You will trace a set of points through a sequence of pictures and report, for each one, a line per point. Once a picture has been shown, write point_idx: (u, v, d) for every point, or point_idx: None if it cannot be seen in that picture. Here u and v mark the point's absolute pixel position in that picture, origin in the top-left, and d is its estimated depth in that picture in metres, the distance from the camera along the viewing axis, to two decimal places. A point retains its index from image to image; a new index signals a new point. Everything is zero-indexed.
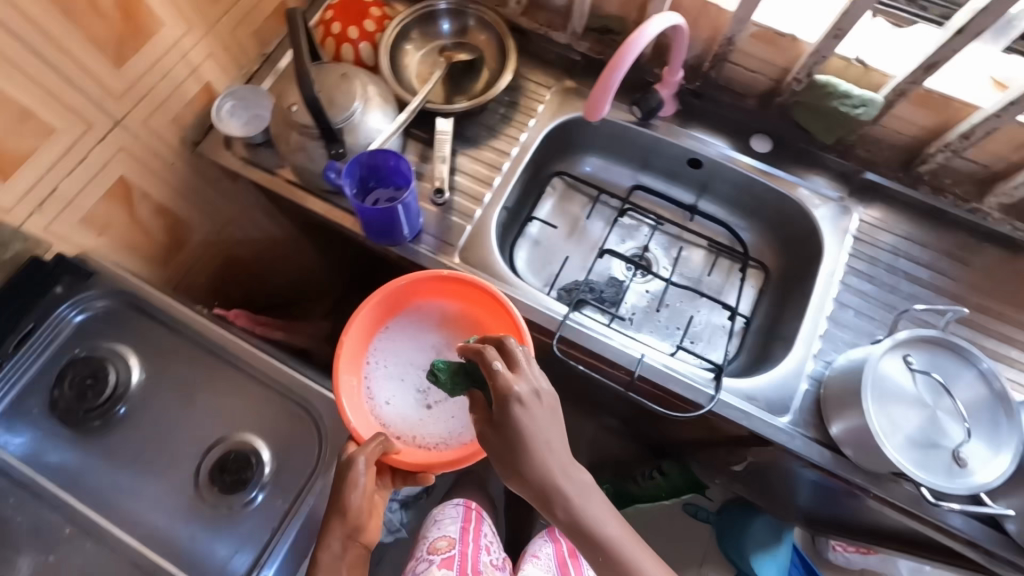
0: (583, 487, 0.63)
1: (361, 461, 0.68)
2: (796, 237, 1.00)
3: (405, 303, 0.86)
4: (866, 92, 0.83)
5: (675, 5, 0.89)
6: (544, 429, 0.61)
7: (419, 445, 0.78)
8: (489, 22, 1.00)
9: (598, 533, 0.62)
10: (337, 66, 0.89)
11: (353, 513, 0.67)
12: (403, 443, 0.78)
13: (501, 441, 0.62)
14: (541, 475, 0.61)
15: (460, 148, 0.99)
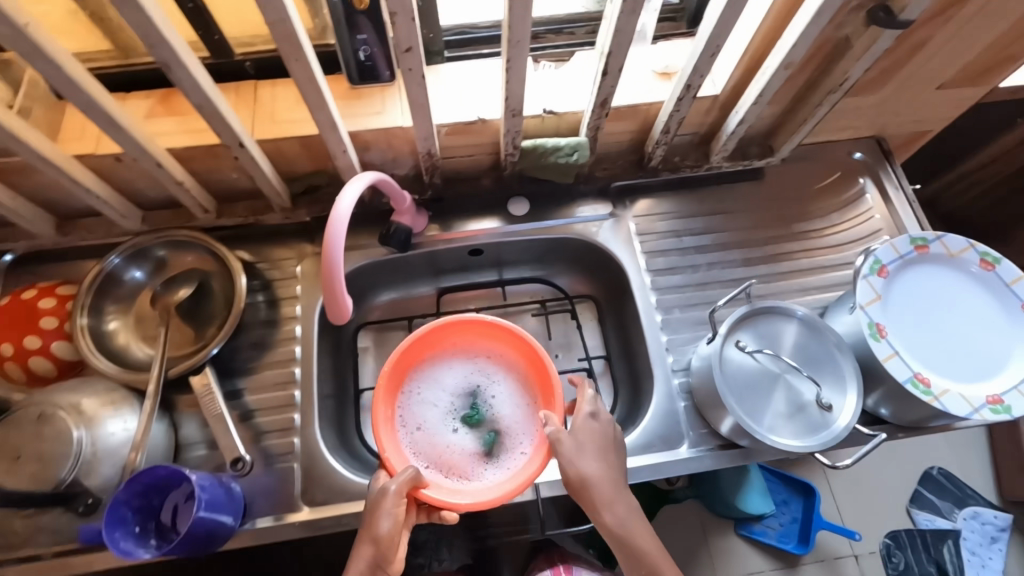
0: (621, 504, 0.67)
1: (393, 489, 0.65)
2: (596, 262, 1.02)
3: (444, 340, 0.80)
4: (571, 139, 0.83)
5: (359, 142, 0.82)
6: (585, 456, 0.68)
7: (442, 476, 0.73)
8: (185, 240, 0.86)
9: (638, 546, 0.66)
10: (28, 409, 0.71)
11: (389, 538, 0.63)
12: (427, 473, 0.73)
13: (576, 463, 0.67)
14: (586, 496, 0.67)
15: (238, 386, 0.85)
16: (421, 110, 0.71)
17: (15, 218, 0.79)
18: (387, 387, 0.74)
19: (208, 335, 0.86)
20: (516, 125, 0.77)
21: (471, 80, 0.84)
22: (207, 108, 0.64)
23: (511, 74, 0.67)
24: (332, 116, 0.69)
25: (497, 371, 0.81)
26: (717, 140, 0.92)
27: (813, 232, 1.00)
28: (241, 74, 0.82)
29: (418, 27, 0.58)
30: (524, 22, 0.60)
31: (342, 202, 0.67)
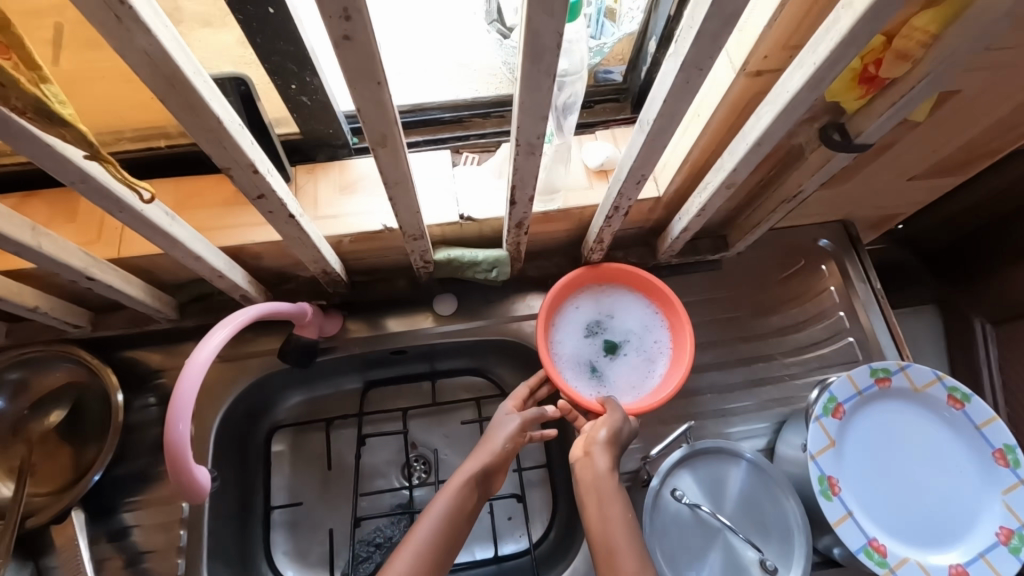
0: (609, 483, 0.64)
1: (516, 419, 0.74)
2: (532, 361, 0.92)
3: (667, 302, 0.79)
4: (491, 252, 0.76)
5: (250, 252, 0.72)
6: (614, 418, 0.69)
7: (556, 355, 0.78)
8: (48, 357, 0.74)
9: (610, 499, 0.63)
10: None
11: (501, 455, 0.71)
12: (562, 347, 0.79)
13: (609, 418, 0.69)
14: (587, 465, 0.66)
15: (122, 524, 0.77)
16: (301, 240, 0.61)
17: None
18: (562, 282, 0.79)
19: (82, 463, 0.76)
20: (421, 245, 0.67)
21: (376, 189, 0.73)
22: (29, 254, 0.53)
23: (398, 209, 0.56)
24: (192, 251, 0.58)
25: (658, 362, 0.78)
26: (664, 240, 0.81)
27: (773, 332, 0.91)
28: None
29: (264, 178, 0.47)
30: (400, 168, 0.49)
31: (203, 353, 0.57)
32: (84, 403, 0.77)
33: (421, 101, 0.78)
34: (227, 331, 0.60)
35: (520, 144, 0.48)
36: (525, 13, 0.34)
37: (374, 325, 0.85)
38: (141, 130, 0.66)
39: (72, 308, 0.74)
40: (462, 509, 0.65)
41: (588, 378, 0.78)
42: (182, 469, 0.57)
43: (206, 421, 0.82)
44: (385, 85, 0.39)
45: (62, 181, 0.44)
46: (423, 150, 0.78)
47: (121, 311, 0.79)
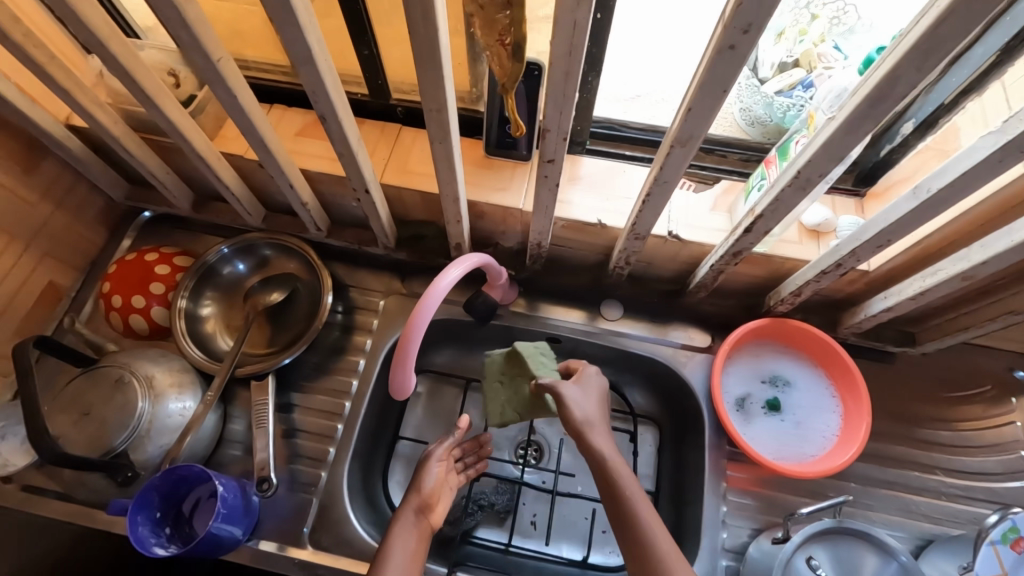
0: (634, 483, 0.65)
1: (436, 456, 0.81)
2: (669, 393, 0.93)
3: (849, 396, 0.79)
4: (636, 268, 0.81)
5: (478, 210, 0.82)
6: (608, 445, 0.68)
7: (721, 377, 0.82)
8: (292, 248, 0.90)
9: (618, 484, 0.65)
10: (111, 367, 0.75)
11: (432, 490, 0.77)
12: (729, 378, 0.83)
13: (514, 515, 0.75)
14: (601, 465, 0.66)
15: (292, 403, 0.88)
16: (543, 209, 0.68)
17: (162, 189, 0.86)
18: (764, 326, 0.81)
19: (281, 341, 0.89)
20: (635, 245, 0.73)
21: (599, 188, 0.80)
22: (347, 157, 0.66)
23: (645, 206, 0.62)
24: (457, 191, 0.69)
25: (810, 445, 0.78)
26: (853, 316, 0.80)
27: (940, 447, 0.85)
28: (389, 115, 0.84)
29: (566, 146, 0.55)
30: (679, 167, 0.55)
31: (443, 282, 0.63)
32: (300, 292, 0.90)
33: (656, 123, 0.80)
34: (461, 269, 0.66)
35: (799, 177, 0.52)
36: (894, 61, 0.38)
37: (544, 308, 0.92)
38: None
39: (322, 213, 0.88)
40: (411, 544, 0.69)
41: (742, 419, 0.81)
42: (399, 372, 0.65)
43: (386, 335, 0.91)
44: (725, 94, 0.45)
45: (422, 106, 0.54)
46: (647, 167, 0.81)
47: (351, 228, 0.94)
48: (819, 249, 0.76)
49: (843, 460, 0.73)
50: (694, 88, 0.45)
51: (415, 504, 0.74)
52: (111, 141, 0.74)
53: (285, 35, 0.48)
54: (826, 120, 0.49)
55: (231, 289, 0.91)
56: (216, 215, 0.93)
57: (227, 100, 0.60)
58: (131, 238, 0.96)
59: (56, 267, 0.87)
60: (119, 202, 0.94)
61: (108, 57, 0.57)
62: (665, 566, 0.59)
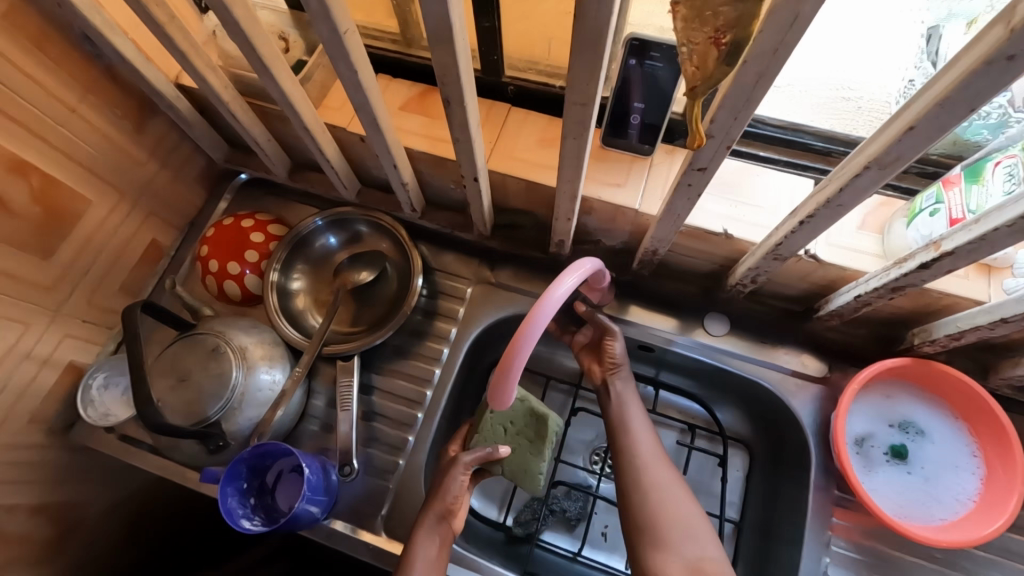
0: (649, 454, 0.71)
1: (461, 464, 0.72)
2: (769, 420, 0.85)
3: (994, 458, 0.69)
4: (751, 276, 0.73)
5: (587, 206, 0.75)
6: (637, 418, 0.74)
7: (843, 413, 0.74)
8: (385, 227, 0.87)
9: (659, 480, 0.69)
10: (207, 334, 0.76)
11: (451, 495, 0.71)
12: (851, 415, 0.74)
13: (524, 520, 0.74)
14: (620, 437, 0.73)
15: (372, 384, 0.86)
16: (672, 215, 0.61)
17: (262, 156, 0.84)
18: (903, 364, 0.71)
19: (367, 320, 0.87)
20: (770, 265, 0.65)
21: (727, 192, 0.71)
22: (463, 143, 0.60)
23: (802, 227, 0.54)
24: (576, 188, 0.62)
25: (936, 507, 0.69)
26: (1014, 366, 0.69)
27: None
28: (499, 94, 0.78)
29: (726, 156, 0.47)
30: (864, 191, 0.46)
31: (558, 290, 0.58)
32: (389, 272, 0.88)
33: (798, 122, 0.70)
34: (576, 277, 0.60)
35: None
36: None
37: (641, 313, 0.86)
38: (555, 67, 0.75)
39: (418, 193, 0.84)
40: (433, 555, 0.67)
41: (861, 463, 0.73)
42: (502, 384, 0.61)
43: (471, 325, 0.87)
44: (968, 114, 0.36)
45: (567, 97, 0.47)
46: (783, 172, 0.71)
47: (446, 211, 0.90)
48: (990, 288, 0.64)
49: (982, 534, 0.63)
50: (924, 103, 0.37)
51: (436, 514, 0.69)
52: (219, 106, 0.72)
53: (427, 9, 0.43)
54: None
55: (321, 262, 0.90)
56: (311, 185, 0.92)
57: (346, 74, 0.56)
58: (227, 200, 0.96)
59: (158, 225, 0.88)
60: (218, 164, 0.94)
61: (230, 22, 0.53)
62: (672, 528, 0.65)
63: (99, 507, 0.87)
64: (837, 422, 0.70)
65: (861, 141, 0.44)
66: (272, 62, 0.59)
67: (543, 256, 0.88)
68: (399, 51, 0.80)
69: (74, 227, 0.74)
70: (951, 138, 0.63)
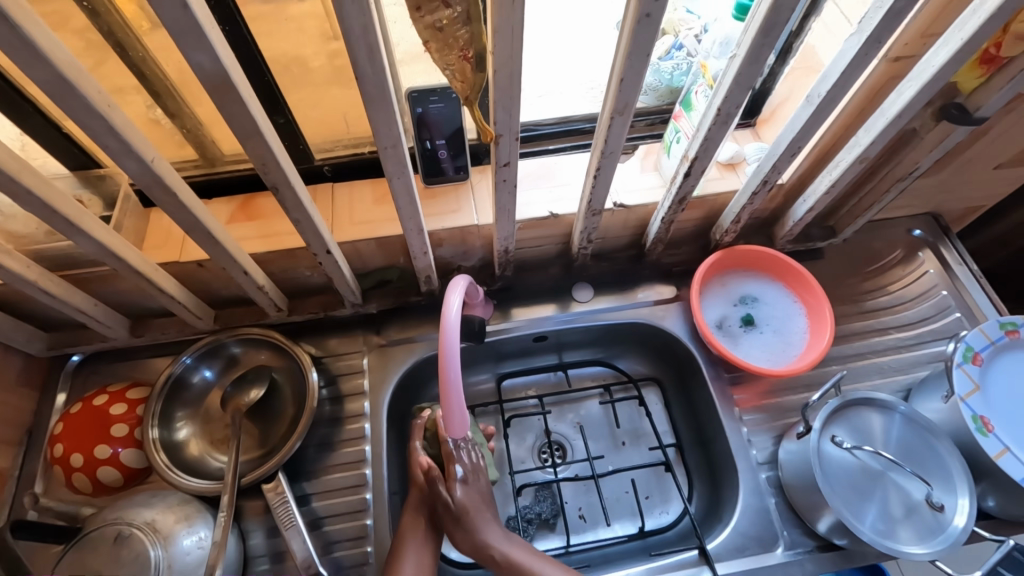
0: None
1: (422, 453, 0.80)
2: (658, 348, 0.99)
3: (805, 297, 0.89)
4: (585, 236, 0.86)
5: (437, 238, 0.83)
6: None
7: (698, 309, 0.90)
8: (258, 338, 0.86)
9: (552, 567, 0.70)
10: (102, 529, 0.67)
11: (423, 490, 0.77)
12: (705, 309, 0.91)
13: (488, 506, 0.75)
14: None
15: (308, 492, 0.82)
16: (505, 213, 0.72)
17: (95, 324, 0.79)
18: (722, 255, 0.90)
19: (277, 435, 0.84)
20: (594, 222, 0.79)
21: (540, 186, 0.85)
22: (305, 222, 0.65)
23: (598, 179, 0.68)
24: (419, 223, 0.70)
25: (787, 350, 0.87)
26: (783, 226, 0.91)
27: (884, 310, 0.97)
28: (317, 177, 0.84)
29: (519, 146, 0.58)
30: (621, 136, 0.61)
31: (451, 314, 0.65)
32: (280, 379, 0.86)
33: (566, 115, 0.88)
34: (459, 295, 0.67)
35: (721, 113, 0.60)
36: None
37: (523, 311, 0.95)
38: (357, 137, 0.83)
39: (278, 292, 0.85)
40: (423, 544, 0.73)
41: (728, 341, 0.89)
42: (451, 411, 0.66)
43: (381, 391, 0.88)
44: (648, 59, 0.51)
45: (377, 146, 0.55)
46: (572, 154, 0.88)
47: (312, 298, 0.93)
48: (739, 178, 0.85)
49: (820, 352, 0.82)
50: (621, 61, 0.51)
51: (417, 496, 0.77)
52: (27, 288, 0.67)
53: (227, 111, 0.48)
54: (729, 60, 0.57)
55: (203, 401, 0.85)
56: (161, 332, 0.87)
57: (165, 200, 0.57)
58: (65, 390, 0.86)
59: None
60: (40, 355, 0.85)
61: (20, 191, 0.52)
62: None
63: None
64: (697, 319, 0.86)
65: (602, 102, 0.58)
66: (81, 218, 0.58)
67: (420, 297, 0.93)
68: (204, 173, 0.82)
69: None
70: (667, 89, 0.85)
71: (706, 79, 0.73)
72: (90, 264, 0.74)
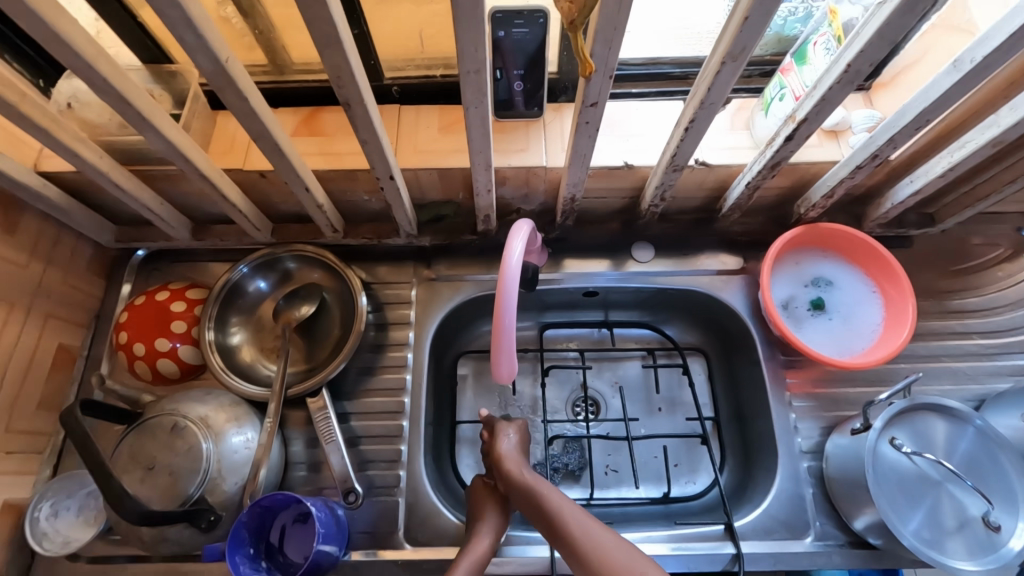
0: (593, 529, 0.61)
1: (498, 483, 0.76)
2: (712, 320, 0.95)
3: (883, 287, 0.83)
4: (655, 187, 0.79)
5: (501, 177, 0.80)
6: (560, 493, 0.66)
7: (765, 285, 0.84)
8: (312, 256, 0.87)
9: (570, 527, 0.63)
10: (160, 417, 0.71)
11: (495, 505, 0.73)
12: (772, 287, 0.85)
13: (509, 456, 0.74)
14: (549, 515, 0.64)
15: (347, 410, 0.84)
16: (579, 158, 0.67)
17: (159, 223, 0.80)
18: (803, 231, 0.83)
19: (323, 354, 0.86)
20: (672, 178, 0.73)
21: (617, 134, 0.79)
22: (371, 143, 0.63)
23: (689, 132, 0.62)
24: (488, 159, 0.67)
25: (851, 342, 0.81)
26: (878, 207, 0.83)
27: (971, 313, 0.89)
28: (385, 97, 0.81)
29: (611, 85, 0.52)
30: (727, 86, 0.54)
31: (512, 258, 0.63)
32: (330, 301, 0.87)
33: (656, 56, 0.80)
34: (521, 240, 0.66)
35: (849, 71, 0.52)
36: None
37: (578, 263, 0.92)
38: (431, 58, 0.79)
39: (336, 213, 0.84)
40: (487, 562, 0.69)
41: (791, 323, 0.84)
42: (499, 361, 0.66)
43: (426, 324, 0.89)
44: None
45: (460, 68, 0.51)
46: (656, 101, 0.81)
47: (366, 224, 0.91)
48: (840, 148, 0.77)
49: (893, 347, 0.76)
50: None
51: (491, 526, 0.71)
52: (99, 179, 0.67)
53: (307, 12, 0.44)
54: (873, 7, 0.49)
55: (256, 311, 0.87)
56: (220, 238, 0.87)
57: (234, 103, 0.55)
58: (130, 282, 0.90)
59: (61, 329, 0.81)
60: (108, 246, 0.88)
61: (96, 79, 0.51)
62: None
63: None
64: (764, 296, 0.80)
65: (713, 43, 0.52)
66: (152, 113, 0.57)
67: (474, 236, 0.92)
68: (273, 80, 0.80)
69: None
70: (777, 38, 0.77)
71: (833, 28, 0.65)
72: (158, 162, 0.75)
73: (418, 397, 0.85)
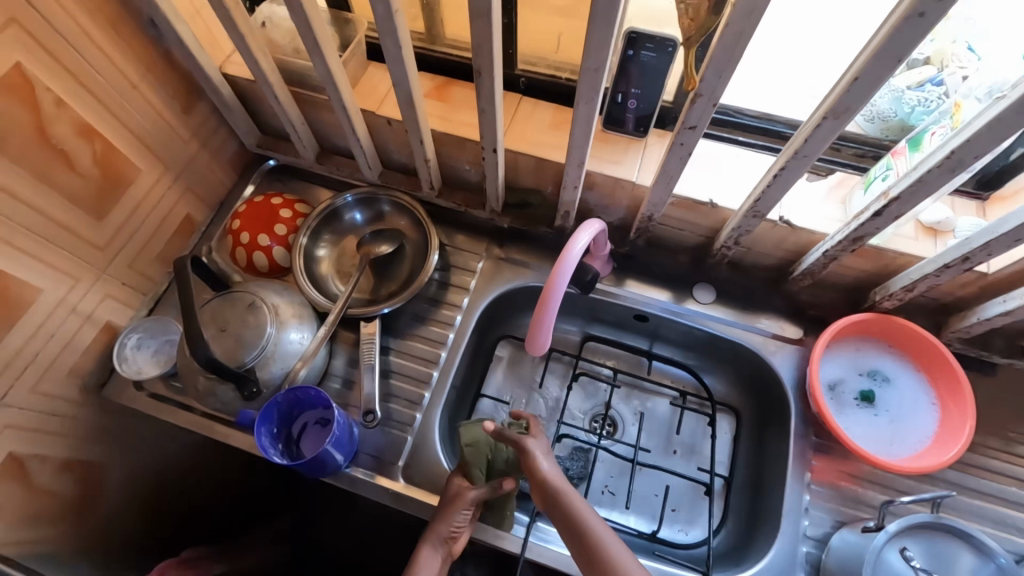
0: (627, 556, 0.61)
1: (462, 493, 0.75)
2: (755, 382, 0.93)
3: (943, 401, 0.79)
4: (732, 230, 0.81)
5: (591, 181, 0.85)
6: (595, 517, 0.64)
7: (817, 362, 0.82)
8: (405, 205, 0.97)
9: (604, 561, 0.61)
10: (243, 293, 0.83)
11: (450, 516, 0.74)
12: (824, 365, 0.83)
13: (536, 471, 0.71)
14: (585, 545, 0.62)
15: (391, 345, 0.92)
16: (666, 178, 0.71)
17: (295, 139, 0.93)
18: (872, 319, 0.81)
19: (386, 291, 0.94)
20: (751, 224, 0.75)
21: (711, 173, 0.82)
22: (488, 114, 0.70)
23: (776, 180, 0.64)
24: (583, 156, 0.72)
25: (891, 443, 0.78)
26: (963, 319, 0.79)
27: None
28: (511, 85, 0.89)
29: (712, 113, 0.57)
30: (823, 142, 0.56)
31: (575, 247, 0.69)
32: (408, 248, 0.96)
33: (772, 112, 0.83)
34: (588, 235, 0.71)
35: (951, 158, 0.53)
36: None
37: (638, 285, 0.95)
38: (562, 61, 0.87)
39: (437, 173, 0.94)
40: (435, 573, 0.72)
41: (833, 405, 0.82)
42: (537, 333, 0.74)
43: (482, 295, 0.95)
44: (898, 64, 0.46)
45: (582, 64, 0.57)
46: (759, 153, 0.83)
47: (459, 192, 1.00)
48: (935, 247, 0.75)
49: (934, 461, 0.73)
50: (866, 56, 0.47)
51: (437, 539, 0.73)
52: (265, 87, 0.80)
53: None
54: (991, 102, 0.50)
55: (344, 237, 0.98)
56: (337, 168, 1.01)
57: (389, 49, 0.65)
58: (255, 183, 1.04)
59: (193, 203, 0.96)
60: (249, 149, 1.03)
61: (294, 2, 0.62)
62: None
63: (122, 463, 0.91)
64: (813, 370, 0.79)
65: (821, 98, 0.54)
66: (324, 42, 0.68)
67: (549, 230, 0.97)
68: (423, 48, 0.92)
69: (124, 193, 0.82)
70: (899, 124, 0.76)
71: (953, 120, 0.65)
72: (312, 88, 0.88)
73: (454, 356, 0.91)
